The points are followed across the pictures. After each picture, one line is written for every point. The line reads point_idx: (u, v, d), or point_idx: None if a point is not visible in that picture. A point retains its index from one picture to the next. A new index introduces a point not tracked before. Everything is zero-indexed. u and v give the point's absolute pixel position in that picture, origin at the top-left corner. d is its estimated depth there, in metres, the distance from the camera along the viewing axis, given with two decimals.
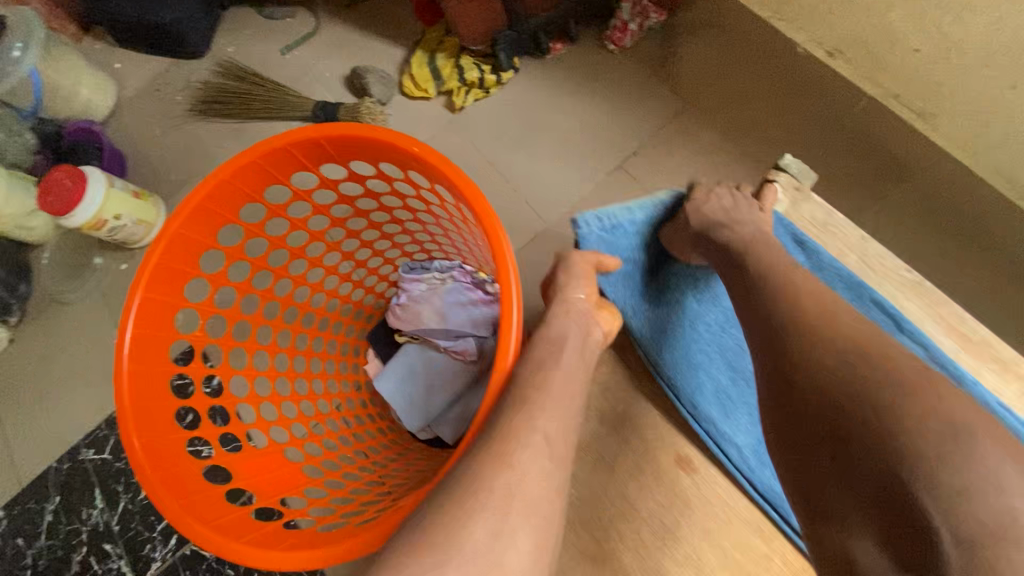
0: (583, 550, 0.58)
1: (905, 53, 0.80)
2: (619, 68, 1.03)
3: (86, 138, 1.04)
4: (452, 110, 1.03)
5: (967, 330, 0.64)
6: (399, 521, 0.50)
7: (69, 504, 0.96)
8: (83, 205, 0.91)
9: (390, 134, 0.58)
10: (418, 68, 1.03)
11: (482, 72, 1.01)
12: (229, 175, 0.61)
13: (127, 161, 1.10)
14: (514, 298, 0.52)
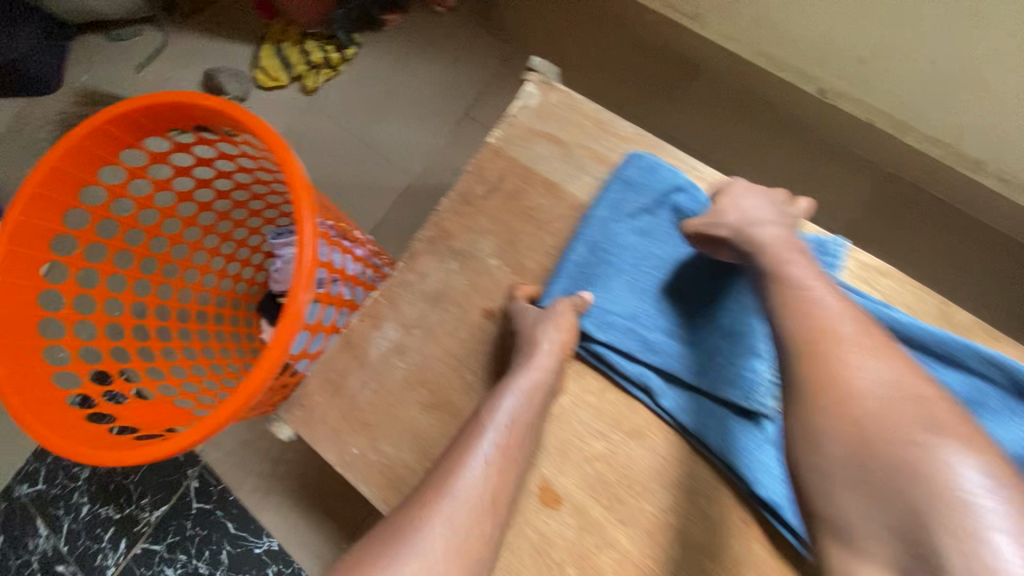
0: (423, 404, 0.56)
1: None
2: (444, 30, 1.09)
3: None
4: (306, 92, 1.11)
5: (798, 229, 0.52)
6: (228, 412, 0.47)
7: (12, 537, 1.04)
8: None
9: (222, 100, 0.55)
10: (266, 60, 1.12)
11: (326, 53, 1.10)
12: (102, 124, 0.56)
13: None
14: (307, 203, 0.50)
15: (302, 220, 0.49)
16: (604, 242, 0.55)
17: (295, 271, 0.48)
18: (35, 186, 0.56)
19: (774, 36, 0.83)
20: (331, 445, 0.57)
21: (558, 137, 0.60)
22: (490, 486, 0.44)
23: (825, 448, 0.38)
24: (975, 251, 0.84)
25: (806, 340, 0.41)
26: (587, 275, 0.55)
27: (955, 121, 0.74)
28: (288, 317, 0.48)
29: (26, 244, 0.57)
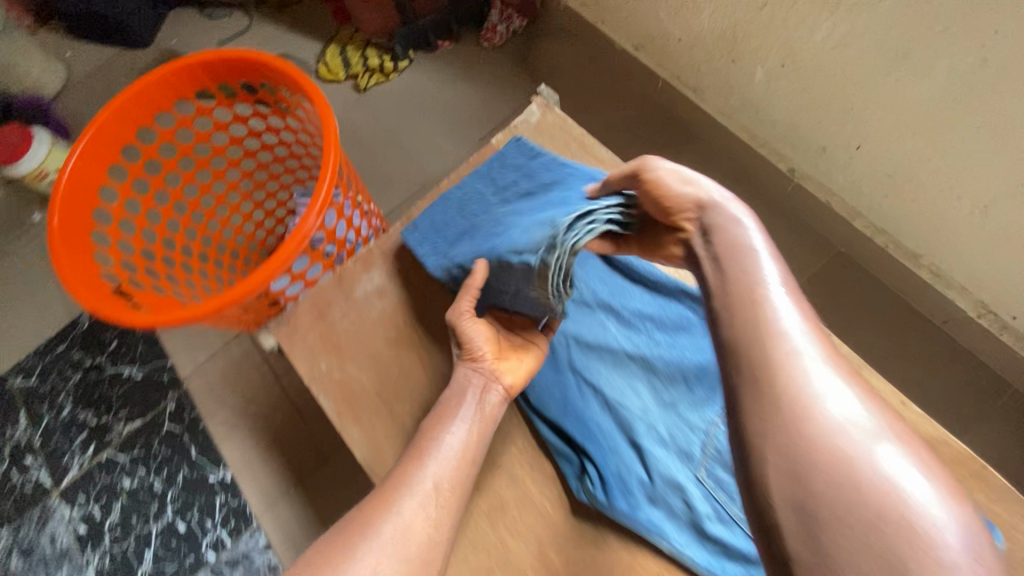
0: (388, 339, 0.66)
1: (778, 71, 0.86)
2: (486, 63, 1.25)
3: (37, 110, 1.24)
4: (357, 91, 1.27)
5: None
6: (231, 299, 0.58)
7: None
8: (33, 153, 1.12)
9: (287, 64, 0.69)
10: (330, 58, 1.28)
11: (382, 60, 1.26)
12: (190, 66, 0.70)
13: (68, 126, 1.29)
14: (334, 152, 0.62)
15: (327, 164, 0.62)
16: (475, 203, 0.64)
17: (313, 200, 0.60)
18: (124, 99, 0.69)
19: (757, 117, 0.96)
20: (305, 360, 0.67)
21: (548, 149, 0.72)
22: (421, 517, 0.48)
23: (793, 455, 0.38)
24: (909, 336, 0.93)
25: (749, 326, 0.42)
26: (448, 225, 0.64)
27: (895, 211, 0.86)
28: (297, 235, 0.59)
29: (105, 143, 0.70)
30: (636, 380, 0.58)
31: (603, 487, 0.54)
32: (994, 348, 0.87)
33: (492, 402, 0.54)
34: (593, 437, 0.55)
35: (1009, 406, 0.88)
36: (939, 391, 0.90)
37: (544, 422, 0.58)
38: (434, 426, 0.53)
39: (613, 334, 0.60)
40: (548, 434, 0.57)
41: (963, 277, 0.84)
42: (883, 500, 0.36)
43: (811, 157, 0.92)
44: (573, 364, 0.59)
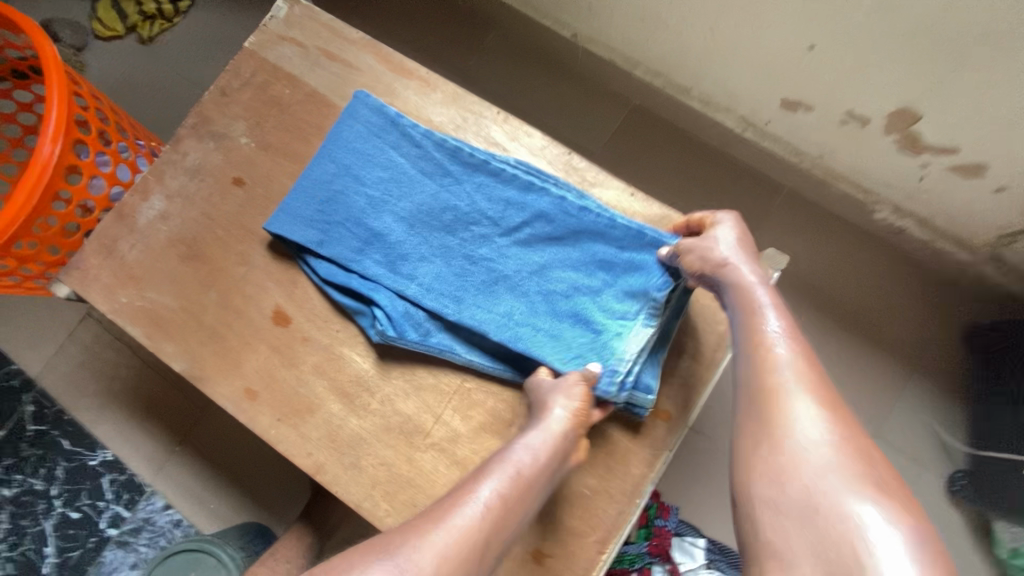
0: (182, 258, 0.67)
1: None
2: None
3: None
4: (143, 43, 1.20)
5: (457, 103, 0.68)
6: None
7: None
8: None
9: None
10: (103, 12, 1.18)
11: (160, 5, 1.18)
12: None
13: None
14: (52, 76, 0.60)
15: (51, 87, 0.60)
16: (328, 174, 0.64)
17: (45, 128, 0.59)
18: None
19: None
20: (105, 298, 0.67)
21: (299, 41, 0.72)
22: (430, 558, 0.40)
23: (759, 473, 0.41)
24: (701, 163, 1.03)
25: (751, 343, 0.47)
26: (320, 197, 0.63)
27: (659, 51, 0.93)
28: (36, 167, 0.59)
29: None
30: (481, 237, 0.62)
31: (392, 325, 0.59)
32: (762, 159, 0.99)
33: (559, 449, 0.49)
34: (461, 298, 0.60)
35: (786, 207, 1.01)
36: (731, 202, 1.02)
37: (334, 283, 0.62)
38: (486, 469, 0.47)
39: (429, 195, 0.63)
40: (341, 297, 0.62)
41: (723, 99, 0.94)
42: (832, 525, 0.37)
43: (585, 18, 0.97)
44: (422, 247, 0.62)
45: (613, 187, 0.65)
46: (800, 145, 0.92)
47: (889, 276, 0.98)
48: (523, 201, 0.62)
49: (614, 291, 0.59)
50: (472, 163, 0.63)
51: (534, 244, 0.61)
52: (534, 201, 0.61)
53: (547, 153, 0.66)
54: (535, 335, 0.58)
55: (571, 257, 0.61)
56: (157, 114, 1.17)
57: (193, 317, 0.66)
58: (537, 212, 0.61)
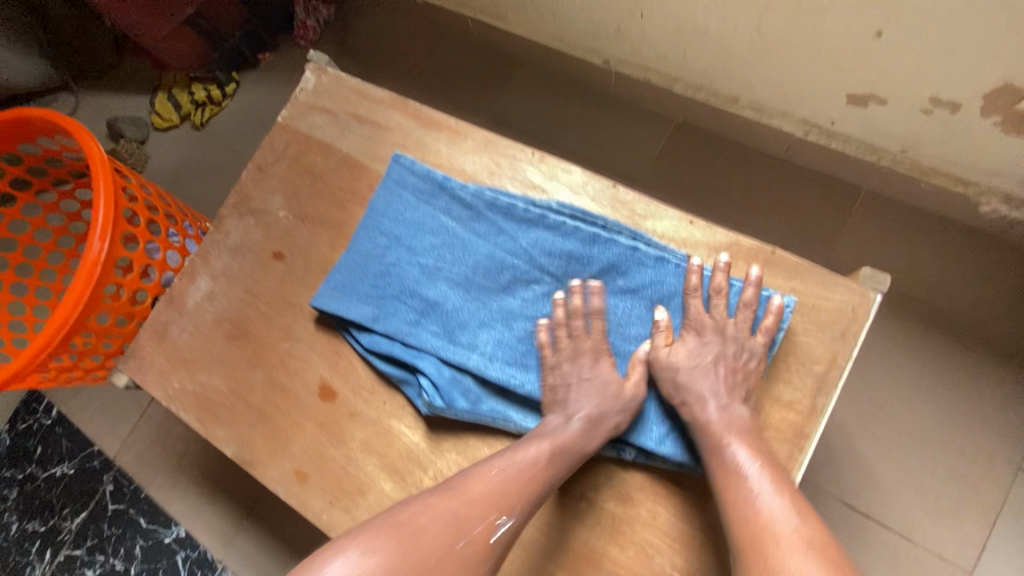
0: (229, 338, 0.66)
1: None
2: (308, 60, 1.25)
3: None
4: (196, 128, 1.27)
5: (490, 150, 0.64)
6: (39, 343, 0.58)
7: None
8: None
9: (35, 110, 0.67)
10: (160, 104, 1.26)
11: (208, 92, 1.25)
12: None
13: None
14: (99, 175, 0.62)
15: (97, 184, 0.62)
16: (372, 244, 0.61)
17: (94, 226, 0.61)
18: None
19: (562, 21, 0.96)
20: (159, 384, 0.67)
21: (330, 109, 0.71)
22: (462, 538, 0.45)
23: None
24: (761, 176, 0.94)
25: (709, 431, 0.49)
26: (372, 271, 0.60)
27: (700, 62, 0.87)
28: (86, 264, 0.60)
29: None
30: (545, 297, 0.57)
31: (439, 394, 0.55)
32: (833, 162, 0.89)
33: (575, 443, 0.50)
34: (527, 367, 0.55)
35: (868, 211, 0.90)
36: (803, 215, 0.92)
37: (377, 351, 0.59)
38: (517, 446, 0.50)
39: (480, 253, 0.59)
40: (384, 366, 0.59)
41: (779, 104, 0.86)
42: None
43: (617, 41, 0.93)
44: (481, 312, 0.58)
45: (672, 218, 0.57)
46: (878, 142, 0.82)
47: (1007, 278, 0.84)
48: (588, 254, 0.56)
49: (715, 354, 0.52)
50: (520, 213, 0.58)
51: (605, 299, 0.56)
52: (601, 252, 0.55)
53: (591, 188, 0.60)
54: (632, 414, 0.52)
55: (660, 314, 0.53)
56: (213, 194, 1.23)
57: (241, 399, 0.64)
58: (607, 265, 0.55)
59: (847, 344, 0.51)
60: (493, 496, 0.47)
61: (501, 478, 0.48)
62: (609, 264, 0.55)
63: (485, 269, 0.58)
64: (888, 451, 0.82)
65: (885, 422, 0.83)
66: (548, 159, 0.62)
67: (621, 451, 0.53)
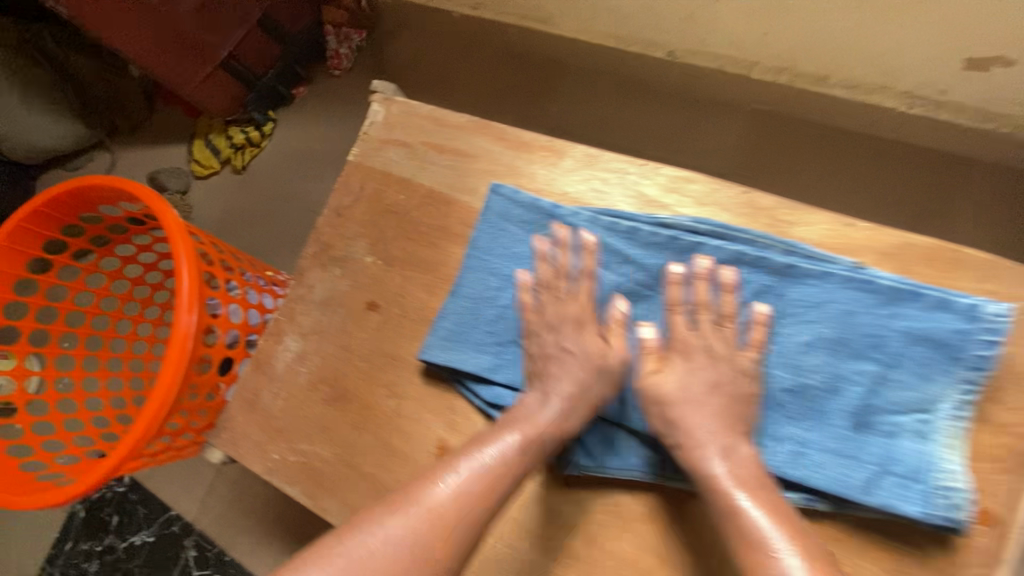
0: (327, 401, 0.61)
1: None
2: (346, 88, 1.21)
3: None
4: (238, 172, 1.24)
5: (595, 167, 0.58)
6: (140, 433, 0.53)
7: None
8: None
9: (102, 177, 0.63)
10: (199, 151, 1.24)
11: (247, 133, 1.22)
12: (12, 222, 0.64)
13: None
14: (179, 242, 0.57)
15: (176, 252, 0.57)
16: (481, 287, 0.56)
17: (181, 298, 0.56)
18: None
19: (619, 16, 0.90)
20: (257, 457, 0.62)
21: (405, 140, 0.66)
22: (428, 533, 0.40)
23: None
24: (855, 158, 0.87)
25: (714, 477, 0.42)
26: (485, 316, 0.55)
27: (783, 43, 0.79)
28: (176, 340, 0.56)
29: None
30: None
31: (585, 450, 0.49)
32: (939, 135, 0.81)
33: (553, 421, 0.46)
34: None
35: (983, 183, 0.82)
36: (909, 194, 0.84)
37: (501, 404, 0.53)
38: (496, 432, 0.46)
39: (603, 283, 0.53)
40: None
41: (878, 79, 0.78)
42: None
43: (684, 31, 0.86)
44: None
45: (826, 223, 0.50)
46: (998, 108, 0.73)
47: None
48: (738, 274, 0.49)
49: (904, 376, 0.43)
50: (647, 235, 0.52)
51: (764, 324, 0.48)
52: (753, 271, 0.48)
53: (722, 197, 0.53)
54: (811, 456, 0.43)
55: (836, 334, 0.45)
56: (261, 237, 1.19)
57: (349, 467, 0.58)
58: (763, 283, 0.48)
59: None
60: (471, 487, 0.42)
61: (480, 466, 0.43)
62: (765, 282, 0.48)
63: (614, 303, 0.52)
64: None
65: None
66: (663, 170, 0.56)
67: (811, 501, 0.44)
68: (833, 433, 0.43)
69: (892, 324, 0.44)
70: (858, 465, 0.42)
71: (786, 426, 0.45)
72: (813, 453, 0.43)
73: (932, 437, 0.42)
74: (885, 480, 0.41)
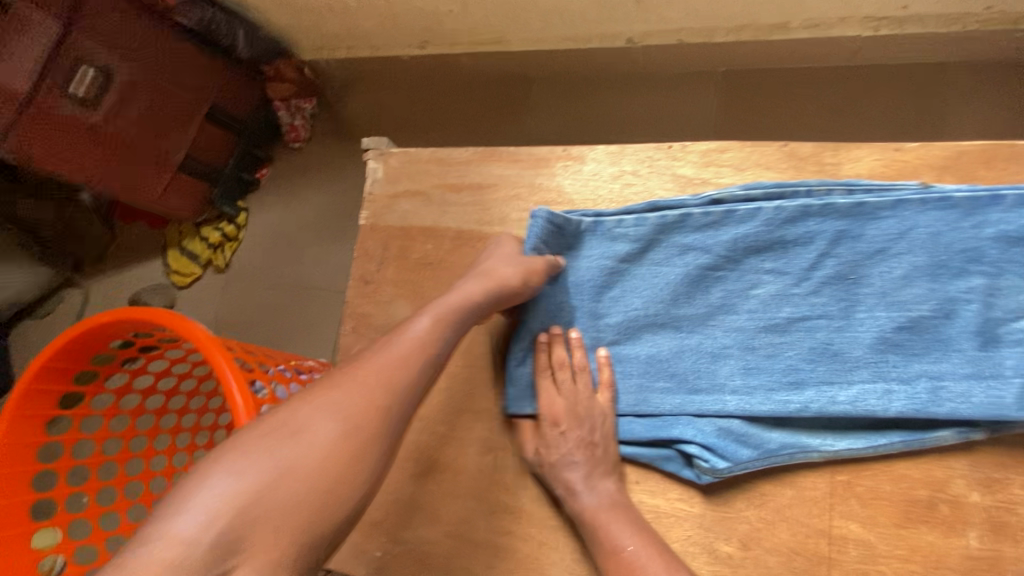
0: (416, 477, 0.57)
1: None
2: (315, 155, 1.19)
3: None
4: (221, 271, 1.19)
5: (622, 162, 0.56)
6: None
7: None
8: None
9: (115, 311, 0.58)
10: (176, 262, 1.19)
11: (222, 229, 1.18)
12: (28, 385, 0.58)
13: None
14: (222, 360, 0.54)
15: (222, 374, 0.53)
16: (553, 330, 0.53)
17: (240, 415, 0.53)
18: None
19: (569, 20, 0.89)
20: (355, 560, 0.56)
21: (415, 189, 0.63)
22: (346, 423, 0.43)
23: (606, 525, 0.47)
24: (834, 93, 0.88)
25: (586, 516, 0.48)
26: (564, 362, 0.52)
27: (738, 3, 0.80)
28: None
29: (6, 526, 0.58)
30: (775, 298, 0.47)
31: (720, 454, 0.46)
32: (908, 49, 0.83)
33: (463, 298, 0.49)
34: (800, 386, 0.45)
35: (958, 80, 0.84)
36: (891, 112, 0.86)
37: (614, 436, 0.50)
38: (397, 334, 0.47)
39: (672, 279, 0.50)
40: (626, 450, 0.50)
41: (837, 13, 0.79)
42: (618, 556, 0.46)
43: (638, 17, 0.86)
44: (707, 344, 0.49)
45: (875, 152, 0.49)
46: (958, 8, 0.75)
47: None
48: (809, 228, 0.46)
49: (1009, 281, 0.42)
50: (703, 217, 0.49)
51: (853, 272, 0.45)
52: (822, 221, 0.46)
53: (760, 157, 0.52)
54: (947, 387, 0.42)
55: (928, 259, 0.43)
56: (267, 329, 1.14)
57: (465, 541, 0.54)
58: (837, 231, 0.46)
59: None
60: (356, 393, 0.43)
61: (382, 361, 0.45)
62: (839, 229, 0.46)
63: (691, 297, 0.50)
64: None
65: None
66: (692, 146, 0.54)
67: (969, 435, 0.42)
68: (959, 358, 0.42)
69: (983, 233, 0.42)
70: (1000, 382, 0.41)
71: (912, 365, 0.43)
72: (950, 384, 0.42)
73: None
74: None
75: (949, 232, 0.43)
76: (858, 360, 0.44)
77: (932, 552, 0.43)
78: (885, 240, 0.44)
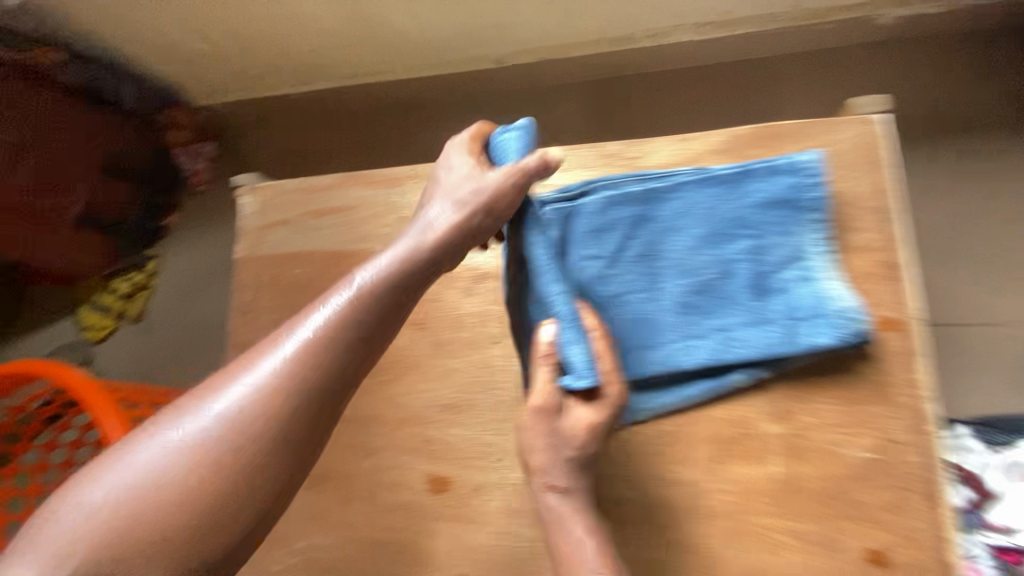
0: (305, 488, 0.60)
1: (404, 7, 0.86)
2: (214, 200, 1.21)
3: None
4: (136, 320, 1.18)
5: None
6: None
7: None
8: None
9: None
10: (88, 318, 1.18)
11: (132, 278, 1.18)
12: None
13: None
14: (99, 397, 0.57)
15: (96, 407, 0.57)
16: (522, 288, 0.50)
17: None
18: None
19: (436, 46, 0.96)
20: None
21: (284, 218, 0.67)
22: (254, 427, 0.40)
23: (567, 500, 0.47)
24: (684, 90, 0.97)
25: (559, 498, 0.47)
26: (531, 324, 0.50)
27: (582, 19, 0.88)
28: None
29: None
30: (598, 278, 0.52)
31: None
32: (739, 47, 0.93)
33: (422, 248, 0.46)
34: (620, 354, 0.51)
35: (790, 69, 0.93)
36: (736, 103, 0.95)
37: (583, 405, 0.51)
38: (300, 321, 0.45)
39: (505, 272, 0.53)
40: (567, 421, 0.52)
41: (668, 21, 0.88)
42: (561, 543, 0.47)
43: (498, 38, 0.93)
44: None
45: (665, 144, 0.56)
46: (768, 10, 0.85)
47: (933, 64, 0.88)
48: (613, 213, 0.52)
49: (771, 240, 0.50)
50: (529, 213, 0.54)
51: (654, 247, 0.52)
52: (623, 206, 0.52)
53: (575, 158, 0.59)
54: (734, 336, 0.49)
55: (708, 229, 0.51)
56: (183, 373, 1.14)
57: (356, 540, 0.58)
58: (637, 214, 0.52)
59: (880, 168, 0.52)
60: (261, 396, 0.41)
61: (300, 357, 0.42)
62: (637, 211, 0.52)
63: None
64: (931, 260, 0.83)
65: (917, 236, 0.84)
66: None
67: (753, 374, 0.49)
68: (742, 309, 0.49)
69: (744, 203, 0.50)
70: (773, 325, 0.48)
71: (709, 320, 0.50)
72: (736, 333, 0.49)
73: (811, 275, 0.49)
74: (797, 327, 0.47)
75: (719, 205, 0.51)
76: (666, 323, 0.50)
77: (741, 483, 0.50)
78: (674, 217, 0.52)
